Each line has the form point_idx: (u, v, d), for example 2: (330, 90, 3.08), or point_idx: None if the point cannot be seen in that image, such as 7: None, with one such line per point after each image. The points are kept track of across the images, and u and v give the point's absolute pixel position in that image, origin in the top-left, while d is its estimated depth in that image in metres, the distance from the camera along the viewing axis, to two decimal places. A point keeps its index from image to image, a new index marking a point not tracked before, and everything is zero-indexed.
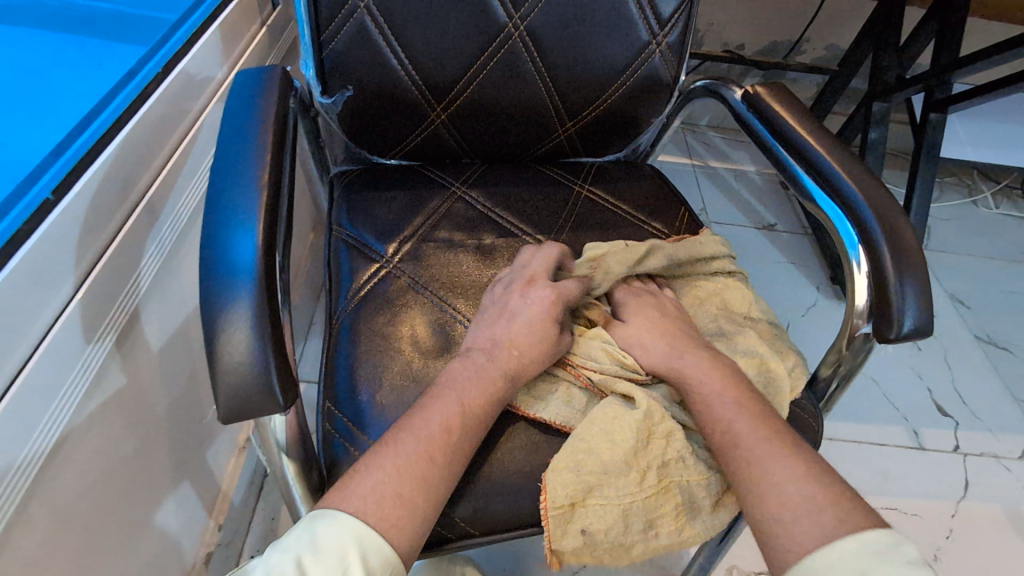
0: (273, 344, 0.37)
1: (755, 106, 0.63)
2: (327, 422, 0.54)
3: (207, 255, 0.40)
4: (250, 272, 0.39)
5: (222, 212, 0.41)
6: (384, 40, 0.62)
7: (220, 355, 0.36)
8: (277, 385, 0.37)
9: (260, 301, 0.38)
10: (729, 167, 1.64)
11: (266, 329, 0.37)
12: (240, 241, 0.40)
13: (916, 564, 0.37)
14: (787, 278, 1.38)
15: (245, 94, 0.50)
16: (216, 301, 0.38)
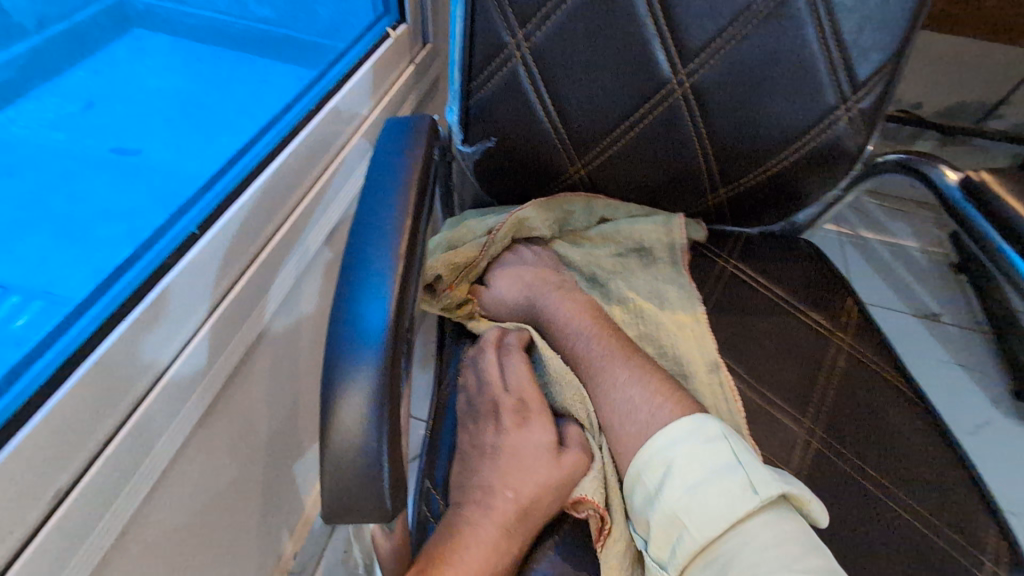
0: (381, 439, 0.33)
1: (978, 196, 0.52)
2: (423, 504, 0.50)
3: (334, 320, 0.36)
4: (376, 348, 0.34)
5: (355, 271, 0.38)
6: (533, 89, 0.59)
7: (329, 442, 0.32)
8: (387, 489, 0.32)
9: (381, 387, 0.33)
10: (886, 240, 1.42)
11: (383, 420, 0.33)
12: (370, 307, 0.36)
13: (710, 442, 0.42)
14: (956, 384, 1.15)
15: (392, 145, 0.47)
16: (337, 376, 0.34)
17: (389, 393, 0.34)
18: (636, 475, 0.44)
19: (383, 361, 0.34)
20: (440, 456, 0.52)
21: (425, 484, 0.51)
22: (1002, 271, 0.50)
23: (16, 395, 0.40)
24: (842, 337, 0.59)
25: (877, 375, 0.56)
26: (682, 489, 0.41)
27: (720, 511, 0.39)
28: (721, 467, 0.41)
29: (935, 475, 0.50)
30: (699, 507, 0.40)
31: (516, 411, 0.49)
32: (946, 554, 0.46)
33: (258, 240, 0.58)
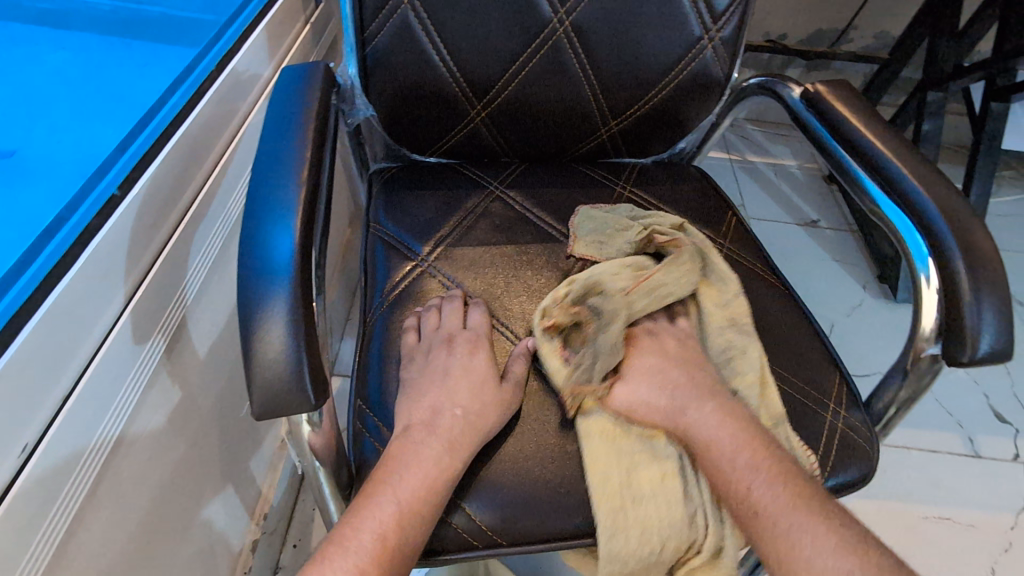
0: (312, 348, 0.37)
1: (814, 106, 0.60)
2: (358, 422, 0.52)
3: (242, 248, 0.40)
4: (287, 268, 0.38)
5: (260, 208, 0.41)
6: (427, 36, 0.62)
7: (255, 351, 0.35)
8: (310, 383, 0.36)
9: (295, 303, 0.37)
10: (769, 162, 1.58)
11: (301, 334, 0.36)
12: (278, 237, 0.39)
13: None
14: (832, 276, 1.33)
15: (284, 103, 0.49)
16: (252, 299, 0.37)
17: (303, 305, 0.37)
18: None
19: (294, 283, 0.38)
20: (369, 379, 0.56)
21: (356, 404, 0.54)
22: (839, 172, 0.58)
23: (11, 300, 0.43)
24: (722, 244, 0.69)
25: (752, 273, 0.66)
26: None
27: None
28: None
29: (796, 344, 0.60)
30: None
31: (472, 343, 0.54)
32: (799, 404, 0.56)
33: (179, 203, 0.58)
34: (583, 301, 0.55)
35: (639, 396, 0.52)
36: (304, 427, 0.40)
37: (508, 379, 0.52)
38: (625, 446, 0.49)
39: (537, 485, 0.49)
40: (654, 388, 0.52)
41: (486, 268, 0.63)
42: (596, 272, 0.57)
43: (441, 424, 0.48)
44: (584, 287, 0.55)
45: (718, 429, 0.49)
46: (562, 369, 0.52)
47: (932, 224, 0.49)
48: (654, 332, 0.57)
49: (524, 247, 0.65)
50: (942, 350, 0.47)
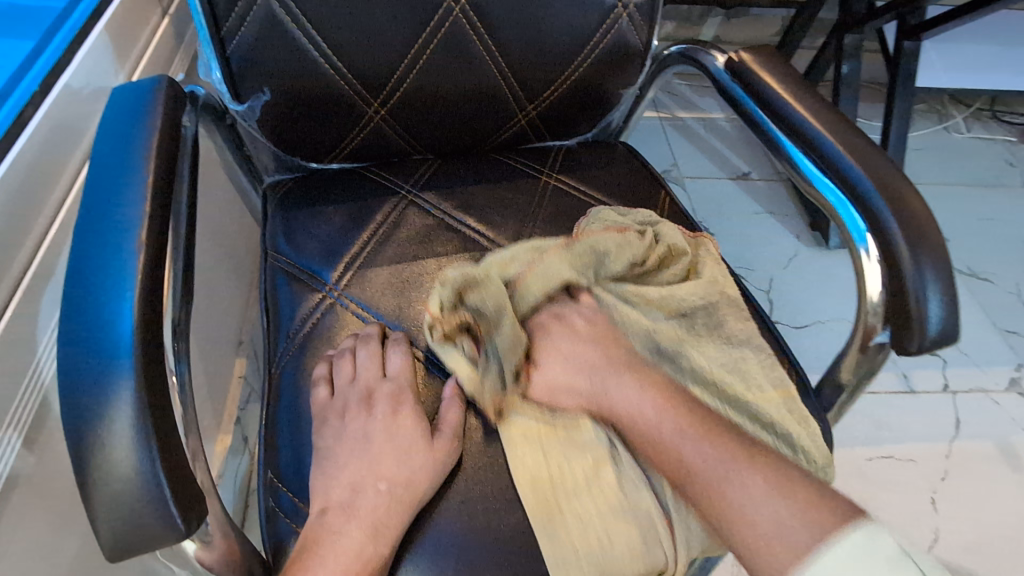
0: (175, 459, 0.30)
1: (740, 76, 0.56)
2: (270, 499, 0.48)
3: (68, 341, 0.31)
4: (129, 359, 0.31)
5: (91, 286, 0.33)
6: (300, 29, 0.53)
7: (97, 475, 0.28)
8: (177, 507, 0.29)
9: (144, 410, 0.29)
10: (697, 117, 1.56)
11: (155, 448, 0.29)
12: (115, 320, 0.32)
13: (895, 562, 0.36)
14: (766, 229, 1.34)
15: (117, 133, 0.40)
16: (86, 412, 0.29)
17: (157, 409, 0.30)
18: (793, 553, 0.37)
19: (140, 383, 0.30)
20: (284, 439, 0.49)
21: (267, 475, 0.49)
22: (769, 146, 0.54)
23: None
24: None
25: None
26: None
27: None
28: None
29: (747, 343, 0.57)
30: None
31: (395, 397, 0.50)
32: None
33: (13, 265, 0.47)
34: (459, 299, 0.51)
35: (559, 380, 0.51)
36: (190, 546, 0.34)
37: (442, 434, 0.47)
38: (517, 421, 0.48)
39: (477, 535, 0.45)
40: (569, 370, 0.51)
41: (407, 291, 0.56)
42: (482, 263, 0.52)
43: (361, 506, 0.44)
44: (456, 282, 0.50)
45: (638, 399, 0.48)
46: (470, 372, 0.50)
47: (870, 202, 0.46)
48: (562, 317, 0.54)
49: (446, 261, 0.58)
50: (890, 337, 0.46)
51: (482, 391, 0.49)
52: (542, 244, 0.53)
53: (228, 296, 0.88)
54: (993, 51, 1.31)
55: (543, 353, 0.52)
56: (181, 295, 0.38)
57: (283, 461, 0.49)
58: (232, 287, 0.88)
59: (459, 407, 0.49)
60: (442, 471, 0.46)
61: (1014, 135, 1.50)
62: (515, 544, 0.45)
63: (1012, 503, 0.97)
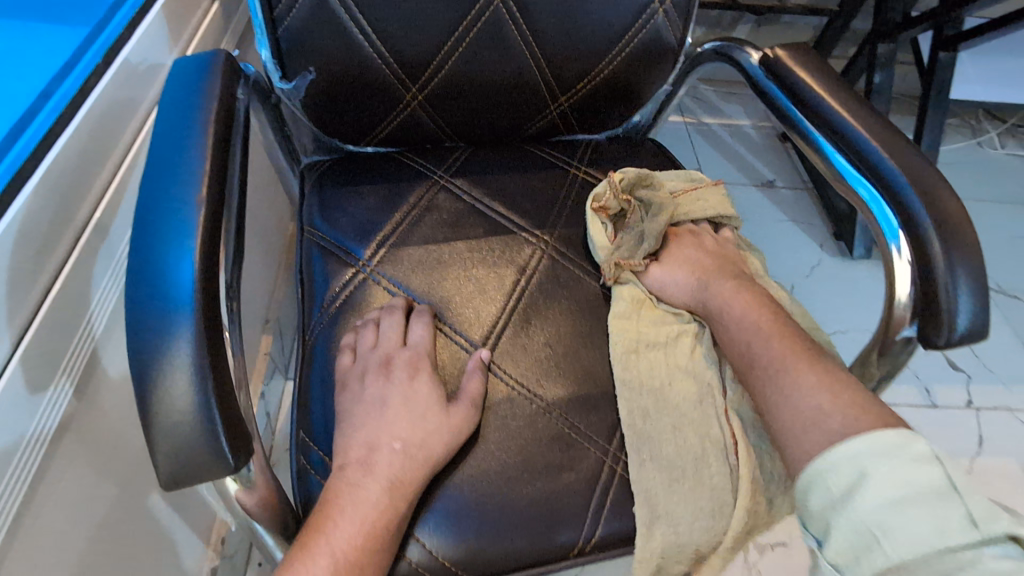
0: (227, 400, 0.31)
1: (775, 73, 0.56)
2: (302, 457, 0.49)
3: (132, 286, 0.34)
4: (188, 305, 0.32)
5: (153, 240, 0.35)
6: (347, 13, 0.55)
7: (156, 409, 0.30)
8: (227, 444, 0.31)
9: (201, 349, 0.31)
10: (723, 122, 1.56)
11: (209, 387, 0.31)
12: (175, 270, 0.34)
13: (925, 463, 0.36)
14: (790, 236, 1.33)
15: (179, 101, 0.42)
16: (147, 351, 0.31)
17: (212, 352, 0.32)
18: (811, 481, 0.39)
19: (198, 327, 0.32)
20: (315, 405, 0.51)
21: (299, 436, 0.51)
22: (801, 142, 0.55)
23: None
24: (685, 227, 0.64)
25: None
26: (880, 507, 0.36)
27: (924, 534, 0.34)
28: (929, 494, 0.35)
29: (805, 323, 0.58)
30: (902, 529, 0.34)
31: (414, 364, 0.50)
32: None
33: (71, 225, 0.49)
34: (631, 192, 0.62)
35: (672, 277, 0.57)
36: (232, 486, 0.36)
37: (460, 400, 0.48)
38: (626, 288, 0.56)
39: (497, 499, 0.46)
40: (684, 271, 0.57)
41: (438, 270, 0.58)
42: (649, 171, 0.63)
43: (376, 462, 0.44)
44: (635, 177, 0.61)
45: (731, 296, 0.53)
46: (607, 244, 0.59)
47: (902, 197, 0.46)
48: (694, 233, 0.61)
49: (475, 242, 0.60)
50: (917, 332, 0.46)
51: (624, 291, 0.56)
52: (697, 177, 0.66)
53: (258, 275, 0.90)
54: None
55: (669, 257, 0.59)
56: (232, 254, 0.40)
57: (313, 425, 0.50)
58: (262, 266, 0.91)
59: (481, 380, 0.50)
60: (457, 439, 0.47)
61: None
62: (532, 511, 0.46)
63: None
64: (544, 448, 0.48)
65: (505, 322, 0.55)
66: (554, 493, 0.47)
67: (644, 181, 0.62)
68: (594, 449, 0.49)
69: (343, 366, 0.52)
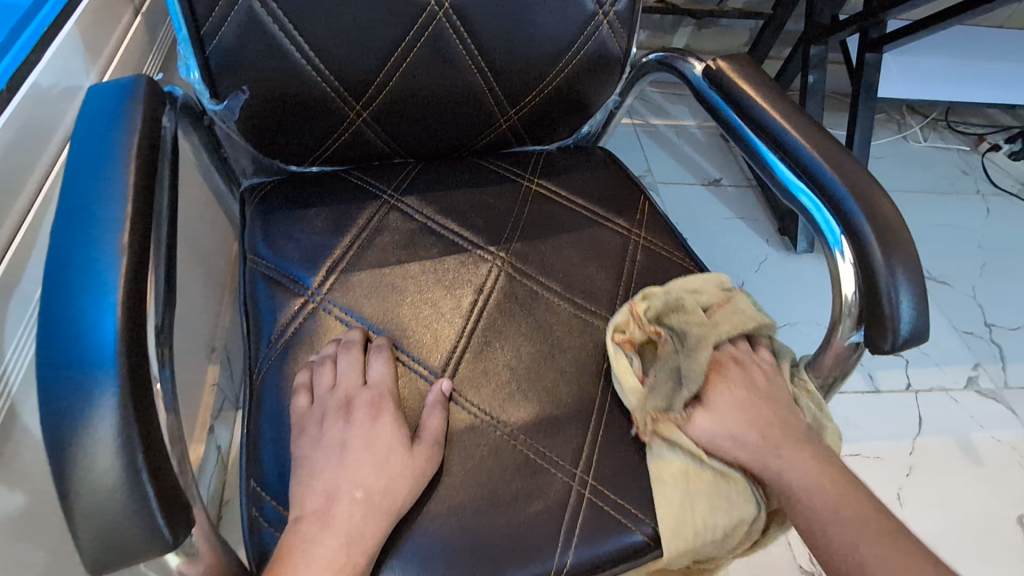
0: (160, 467, 0.29)
1: (718, 84, 0.57)
2: (253, 507, 0.47)
3: (47, 347, 0.30)
4: (111, 363, 0.30)
5: (68, 293, 0.32)
6: (280, 29, 0.52)
7: (77, 485, 0.27)
8: (163, 518, 0.28)
9: (128, 413, 0.29)
10: (670, 123, 1.59)
11: (140, 456, 0.28)
12: (95, 325, 0.31)
13: None
14: (738, 234, 1.38)
15: (93, 134, 0.38)
16: (65, 422, 0.28)
17: (142, 415, 0.29)
18: None
19: (123, 392, 0.29)
20: (266, 451, 0.48)
21: (250, 485, 0.48)
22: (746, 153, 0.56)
23: None
24: (639, 234, 0.65)
25: (672, 263, 0.63)
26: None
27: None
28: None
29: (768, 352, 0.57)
30: None
31: (376, 404, 0.49)
32: None
33: None
34: (659, 321, 0.54)
35: (727, 427, 0.50)
36: (174, 560, 0.33)
37: (423, 441, 0.47)
38: (670, 458, 0.49)
39: (465, 535, 0.45)
40: (740, 420, 0.50)
41: (394, 296, 0.56)
42: (676, 289, 0.55)
43: (336, 514, 0.43)
44: (663, 306, 0.54)
45: (797, 460, 0.47)
46: (639, 388, 0.51)
47: (844, 205, 0.48)
48: (740, 362, 0.54)
49: (429, 263, 0.58)
50: (864, 337, 0.48)
51: (648, 402, 0.50)
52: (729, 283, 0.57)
53: (201, 303, 0.85)
54: (946, 64, 1.38)
55: (716, 399, 0.51)
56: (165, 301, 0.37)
57: (265, 472, 0.48)
58: (204, 292, 0.86)
59: (441, 414, 0.49)
60: (421, 479, 0.45)
61: (965, 144, 1.58)
62: (502, 544, 0.45)
63: (971, 496, 1.02)
64: (511, 478, 0.47)
65: (465, 346, 0.54)
66: (522, 525, 0.46)
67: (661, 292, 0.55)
68: (562, 474, 0.48)
69: (299, 409, 0.49)
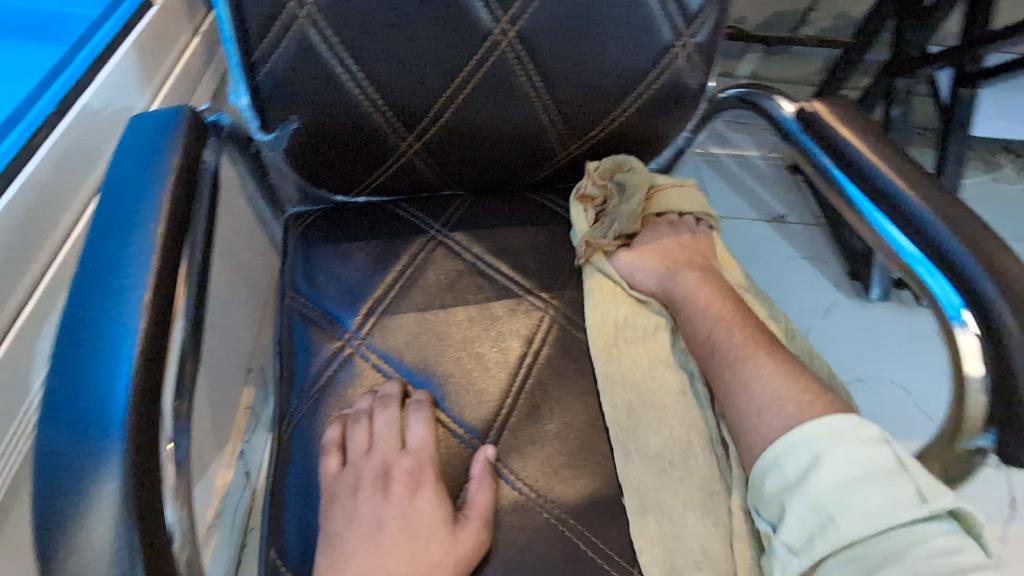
0: (155, 570, 0.25)
1: (812, 128, 0.50)
2: None
3: (50, 405, 0.27)
4: (119, 427, 0.26)
5: (80, 347, 0.29)
6: (334, 55, 0.49)
7: None
8: None
9: (126, 504, 0.25)
10: (732, 153, 1.50)
11: (136, 560, 0.24)
12: (106, 386, 0.27)
13: (879, 445, 0.38)
14: (805, 276, 1.27)
15: (130, 165, 0.36)
16: (56, 510, 0.25)
17: (142, 507, 0.26)
18: (774, 463, 0.40)
19: (124, 479, 0.25)
20: (289, 516, 0.45)
21: (270, 556, 0.44)
22: (844, 206, 0.49)
23: None
24: None
25: None
26: (829, 484, 0.37)
27: (882, 510, 0.35)
28: (884, 470, 0.37)
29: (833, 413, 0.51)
30: (858, 506, 0.36)
31: (414, 475, 0.44)
32: None
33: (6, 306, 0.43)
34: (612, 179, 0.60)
35: (640, 264, 0.57)
36: None
37: (466, 525, 0.42)
38: (592, 281, 0.56)
39: None
40: (654, 261, 0.57)
41: (438, 347, 0.51)
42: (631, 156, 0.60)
43: None
44: (613, 162, 0.59)
45: (700, 296, 0.52)
46: (585, 227, 0.59)
47: (972, 279, 0.40)
48: (674, 225, 0.61)
49: (477, 309, 0.54)
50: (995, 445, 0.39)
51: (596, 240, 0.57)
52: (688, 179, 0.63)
53: (242, 325, 0.83)
54: None
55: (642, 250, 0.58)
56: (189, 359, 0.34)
57: (286, 540, 0.44)
58: (247, 312, 0.84)
59: (490, 487, 0.44)
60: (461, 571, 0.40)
61: None
62: None
63: None
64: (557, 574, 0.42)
65: (511, 409, 0.49)
66: None
67: (616, 163, 0.59)
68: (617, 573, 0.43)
69: (328, 475, 0.45)
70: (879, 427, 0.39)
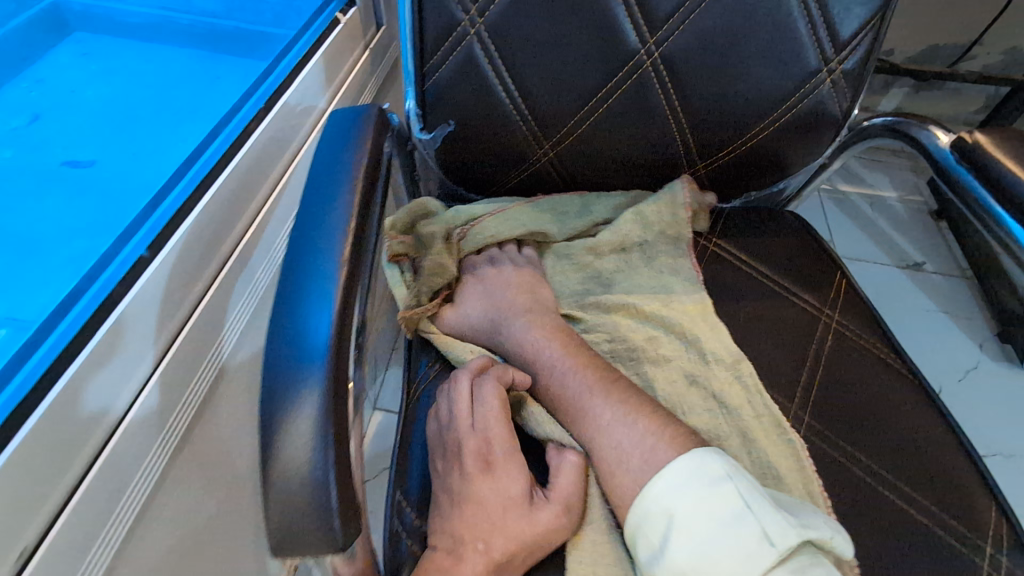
0: (343, 466, 0.30)
1: (971, 159, 0.48)
2: (395, 519, 0.47)
3: (272, 335, 0.34)
4: (321, 357, 0.32)
5: (295, 291, 0.35)
6: (492, 69, 0.55)
7: (275, 468, 0.29)
8: (339, 519, 0.29)
9: (328, 412, 0.30)
10: (863, 192, 1.41)
11: (332, 452, 0.30)
12: (315, 318, 0.33)
13: (719, 482, 0.38)
14: (941, 330, 1.16)
15: (332, 150, 0.43)
16: (276, 410, 0.31)
17: (337, 418, 0.31)
18: (635, 525, 0.39)
19: (326, 390, 0.31)
20: (414, 465, 0.49)
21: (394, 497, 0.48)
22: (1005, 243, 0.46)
23: (31, 370, 0.39)
24: (831, 316, 0.57)
25: (869, 356, 0.54)
26: (688, 545, 0.37)
27: (740, 560, 0.35)
28: (730, 513, 0.37)
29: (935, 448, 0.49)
30: (719, 558, 0.36)
31: None
32: (941, 542, 0.44)
33: (214, 258, 0.53)
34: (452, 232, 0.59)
35: (466, 320, 0.56)
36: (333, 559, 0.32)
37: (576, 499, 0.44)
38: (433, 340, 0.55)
39: None
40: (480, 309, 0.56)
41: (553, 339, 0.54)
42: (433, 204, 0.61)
43: None
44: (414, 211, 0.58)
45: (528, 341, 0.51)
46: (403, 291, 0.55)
47: None
48: (494, 261, 0.60)
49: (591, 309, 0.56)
50: None
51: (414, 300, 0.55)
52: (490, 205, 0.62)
53: None
54: None
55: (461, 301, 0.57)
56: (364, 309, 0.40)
57: (409, 487, 0.48)
58: None
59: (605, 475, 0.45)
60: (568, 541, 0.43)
61: None
62: None
63: None
64: None
65: None
66: None
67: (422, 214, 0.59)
68: None
69: None
70: (720, 460, 0.39)
